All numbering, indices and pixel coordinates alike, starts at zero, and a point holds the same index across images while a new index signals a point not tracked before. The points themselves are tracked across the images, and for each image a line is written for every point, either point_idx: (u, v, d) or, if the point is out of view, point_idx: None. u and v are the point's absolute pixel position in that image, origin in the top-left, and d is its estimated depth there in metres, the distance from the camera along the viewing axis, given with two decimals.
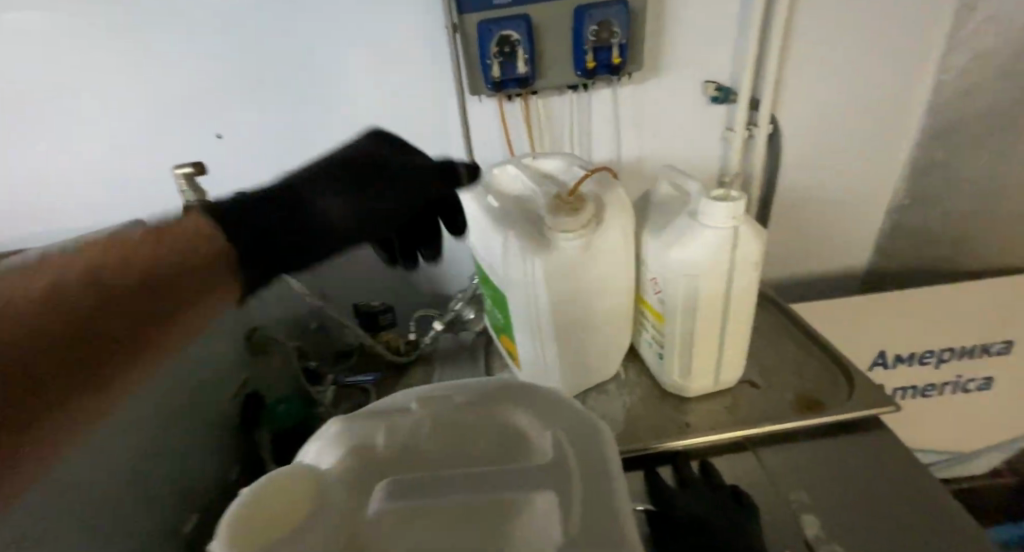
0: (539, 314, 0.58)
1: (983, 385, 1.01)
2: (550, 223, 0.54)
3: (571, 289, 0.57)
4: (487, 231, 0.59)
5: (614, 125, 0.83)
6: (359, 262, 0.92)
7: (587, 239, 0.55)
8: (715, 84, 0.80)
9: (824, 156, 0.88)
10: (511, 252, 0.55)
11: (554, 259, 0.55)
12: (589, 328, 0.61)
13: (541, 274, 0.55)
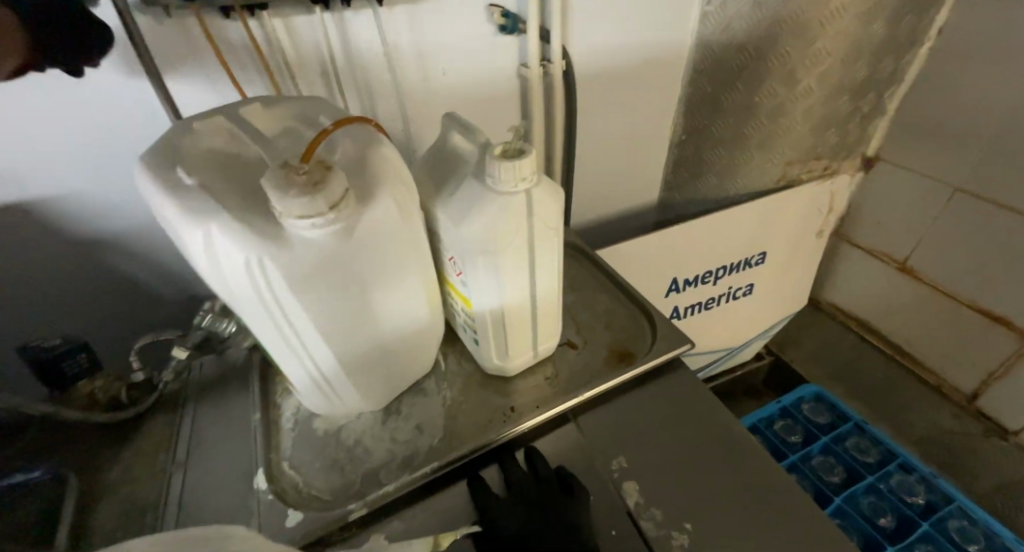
0: (295, 325, 0.42)
1: (748, 290, 1.18)
2: (277, 207, 0.36)
3: (341, 291, 0.42)
4: (175, 222, 0.37)
5: (393, 59, 0.67)
6: (38, 265, 0.64)
7: (349, 222, 0.39)
8: (500, 10, 0.69)
9: (616, 90, 0.86)
10: (226, 255, 0.36)
11: (294, 257, 0.38)
12: (380, 334, 0.48)
13: (287, 278, 0.38)
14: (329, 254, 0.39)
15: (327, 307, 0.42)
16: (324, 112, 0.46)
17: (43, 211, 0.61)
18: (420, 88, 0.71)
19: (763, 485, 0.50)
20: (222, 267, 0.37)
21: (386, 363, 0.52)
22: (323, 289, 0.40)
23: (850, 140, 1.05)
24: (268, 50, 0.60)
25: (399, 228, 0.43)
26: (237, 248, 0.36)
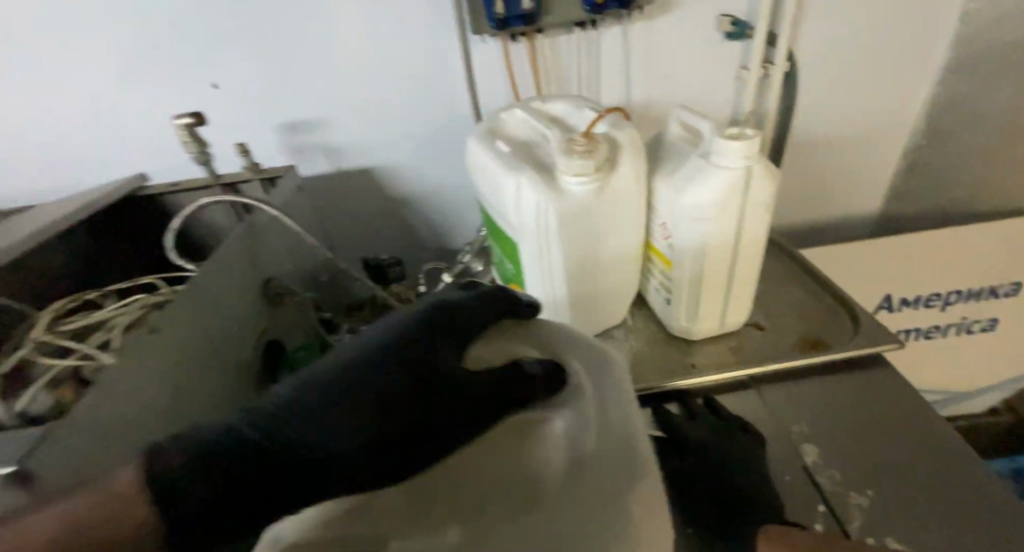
0: (551, 256, 0.57)
1: (988, 325, 1.02)
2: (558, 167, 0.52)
3: (583, 234, 0.56)
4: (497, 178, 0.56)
5: (627, 67, 0.80)
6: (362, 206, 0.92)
7: (601, 181, 0.53)
8: (731, 18, 0.76)
9: (846, 90, 0.84)
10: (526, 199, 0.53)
11: (565, 204, 0.53)
12: (600, 276, 0.61)
13: (559, 220, 0.53)
14: (586, 204, 0.53)
15: (577, 244, 0.56)
16: (583, 103, 0.60)
17: (374, 171, 0.89)
18: (644, 91, 0.82)
19: (964, 481, 0.50)
20: (518, 207, 0.54)
21: (599, 305, 0.64)
22: (578, 229, 0.55)
23: None
24: (536, 59, 0.78)
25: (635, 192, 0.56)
26: (532, 194, 0.52)
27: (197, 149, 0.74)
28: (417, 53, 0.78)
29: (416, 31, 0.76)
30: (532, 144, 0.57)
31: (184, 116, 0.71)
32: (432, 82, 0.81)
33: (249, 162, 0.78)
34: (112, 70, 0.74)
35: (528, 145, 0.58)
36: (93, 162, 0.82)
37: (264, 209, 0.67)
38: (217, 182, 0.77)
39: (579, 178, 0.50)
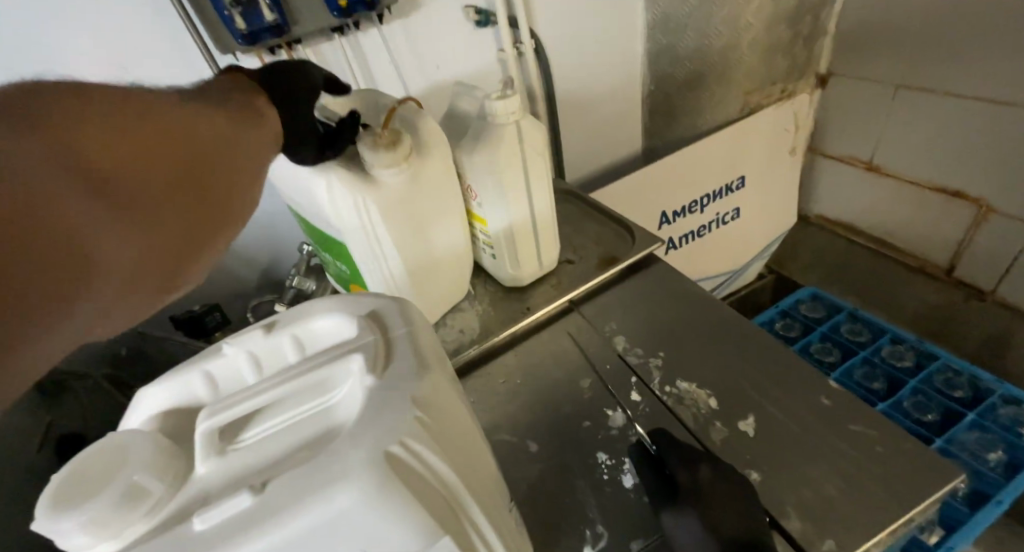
0: (378, 242, 0.59)
1: (735, 214, 1.31)
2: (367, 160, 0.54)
3: (410, 219, 0.60)
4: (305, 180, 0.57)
5: (398, 64, 0.85)
6: None
7: (411, 170, 0.58)
8: (474, 8, 0.86)
9: (584, 56, 1.01)
10: (340, 194, 0.55)
11: (384, 194, 0.56)
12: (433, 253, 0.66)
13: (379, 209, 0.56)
14: (401, 189, 0.57)
15: (403, 227, 0.60)
16: (375, 94, 0.63)
17: None
18: (421, 83, 0.89)
19: (724, 325, 0.66)
20: (337, 206, 0.56)
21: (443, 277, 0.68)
22: (398, 215, 0.58)
23: (798, 63, 1.18)
24: None
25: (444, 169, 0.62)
26: (344, 189, 0.54)
27: None
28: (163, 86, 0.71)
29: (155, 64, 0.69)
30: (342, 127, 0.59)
31: None
32: None
33: None
34: None
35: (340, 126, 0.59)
36: None
37: None
38: None
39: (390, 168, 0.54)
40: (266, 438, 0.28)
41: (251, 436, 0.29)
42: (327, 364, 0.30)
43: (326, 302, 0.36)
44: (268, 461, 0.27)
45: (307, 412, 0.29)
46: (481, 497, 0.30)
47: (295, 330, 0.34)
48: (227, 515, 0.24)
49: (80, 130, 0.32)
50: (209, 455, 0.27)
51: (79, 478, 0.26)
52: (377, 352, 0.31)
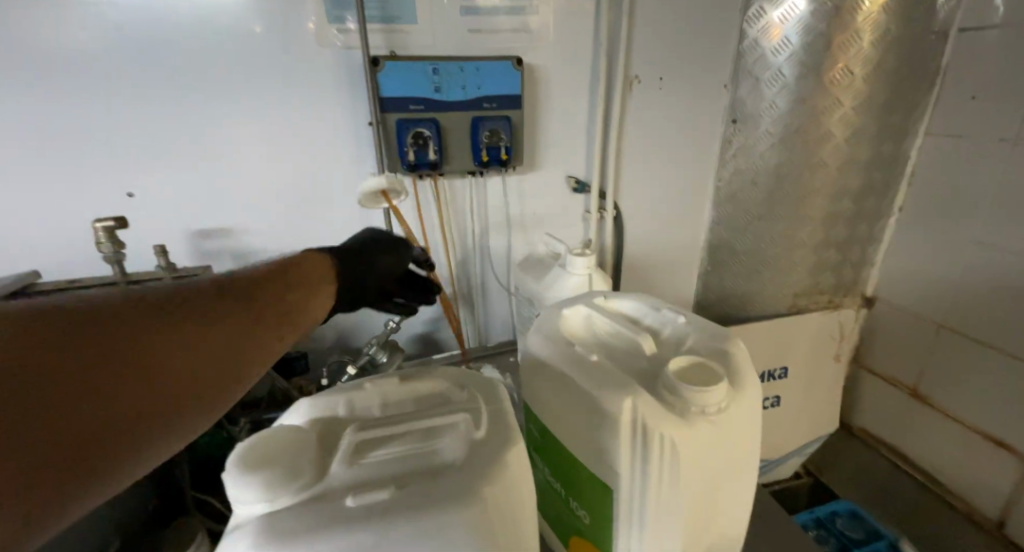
0: (677, 497, 0.43)
1: (777, 402, 1.29)
2: (670, 389, 0.44)
3: (709, 473, 0.44)
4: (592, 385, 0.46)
5: (505, 205, 1.05)
6: None
7: (730, 408, 0.44)
8: (574, 179, 1.07)
9: (651, 231, 1.19)
10: (641, 411, 0.43)
11: (688, 428, 0.42)
12: (677, 478, 0.43)
13: (687, 443, 0.42)
14: (722, 434, 0.44)
15: (695, 484, 0.43)
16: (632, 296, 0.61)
17: None
18: (517, 222, 1.07)
19: None
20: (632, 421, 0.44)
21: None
22: (693, 463, 0.43)
23: (846, 282, 1.30)
24: (438, 190, 0.99)
25: (689, 414, 0.43)
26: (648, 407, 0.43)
27: (112, 252, 0.77)
28: (334, 182, 0.95)
29: (335, 169, 0.94)
30: (616, 349, 0.51)
31: (108, 219, 0.75)
32: (349, 211, 0.97)
33: (160, 262, 0.82)
34: (23, 175, 0.79)
35: (615, 355, 0.51)
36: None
37: None
38: (123, 281, 0.80)
39: (695, 392, 0.43)
40: (380, 467, 0.40)
41: (374, 460, 0.41)
42: (436, 420, 0.44)
43: (430, 374, 0.52)
44: (380, 468, 0.40)
45: (413, 451, 0.42)
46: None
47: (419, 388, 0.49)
48: (365, 497, 0.36)
49: (184, 320, 0.41)
50: (341, 464, 0.40)
51: (263, 451, 0.39)
52: (480, 422, 0.44)
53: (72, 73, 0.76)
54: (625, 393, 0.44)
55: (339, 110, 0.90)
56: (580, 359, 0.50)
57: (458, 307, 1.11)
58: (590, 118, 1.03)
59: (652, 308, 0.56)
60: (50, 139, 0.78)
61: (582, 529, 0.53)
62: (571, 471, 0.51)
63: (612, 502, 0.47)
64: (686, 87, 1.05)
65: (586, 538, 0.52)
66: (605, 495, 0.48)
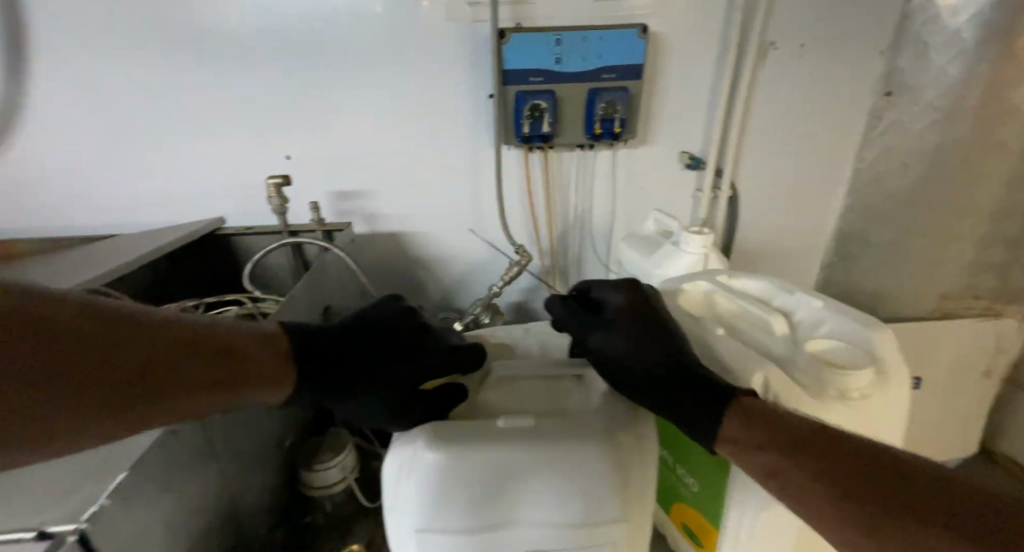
0: None
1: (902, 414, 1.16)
2: (806, 372, 0.41)
3: None
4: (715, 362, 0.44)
5: (614, 179, 1.04)
6: (384, 260, 1.09)
7: (869, 396, 0.41)
8: (689, 154, 1.02)
9: (772, 215, 1.10)
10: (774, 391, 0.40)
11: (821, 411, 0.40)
12: None
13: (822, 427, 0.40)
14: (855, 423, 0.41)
15: None
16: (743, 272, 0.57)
17: (402, 235, 1.07)
18: (624, 198, 1.06)
19: None
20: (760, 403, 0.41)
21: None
22: None
23: (1013, 288, 1.11)
24: (549, 162, 1.01)
25: (826, 396, 0.40)
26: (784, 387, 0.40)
27: (279, 205, 0.89)
28: (452, 150, 1.00)
29: (456, 138, 0.99)
30: (740, 327, 0.47)
31: (277, 176, 0.87)
32: (464, 178, 1.02)
33: (313, 217, 0.94)
34: (205, 135, 0.94)
35: (739, 336, 0.47)
36: (176, 205, 0.99)
37: (334, 252, 0.85)
38: (286, 230, 0.92)
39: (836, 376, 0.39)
40: (525, 405, 0.43)
41: (517, 399, 0.44)
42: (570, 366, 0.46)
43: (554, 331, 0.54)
44: (521, 404, 0.43)
45: (550, 392, 0.44)
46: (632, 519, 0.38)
47: (542, 341, 0.53)
48: (513, 422, 0.38)
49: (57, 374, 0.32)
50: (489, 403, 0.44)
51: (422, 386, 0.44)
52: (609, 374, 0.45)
53: (245, 47, 0.87)
54: (757, 368, 0.40)
55: (461, 80, 0.94)
56: (703, 338, 0.46)
57: (556, 278, 1.13)
58: (714, 89, 0.97)
59: (782, 288, 0.49)
60: (226, 104, 0.91)
61: (682, 499, 0.51)
62: (682, 443, 0.49)
63: (727, 480, 0.45)
64: (831, 56, 0.95)
65: (686, 505, 0.50)
66: (721, 470, 0.45)
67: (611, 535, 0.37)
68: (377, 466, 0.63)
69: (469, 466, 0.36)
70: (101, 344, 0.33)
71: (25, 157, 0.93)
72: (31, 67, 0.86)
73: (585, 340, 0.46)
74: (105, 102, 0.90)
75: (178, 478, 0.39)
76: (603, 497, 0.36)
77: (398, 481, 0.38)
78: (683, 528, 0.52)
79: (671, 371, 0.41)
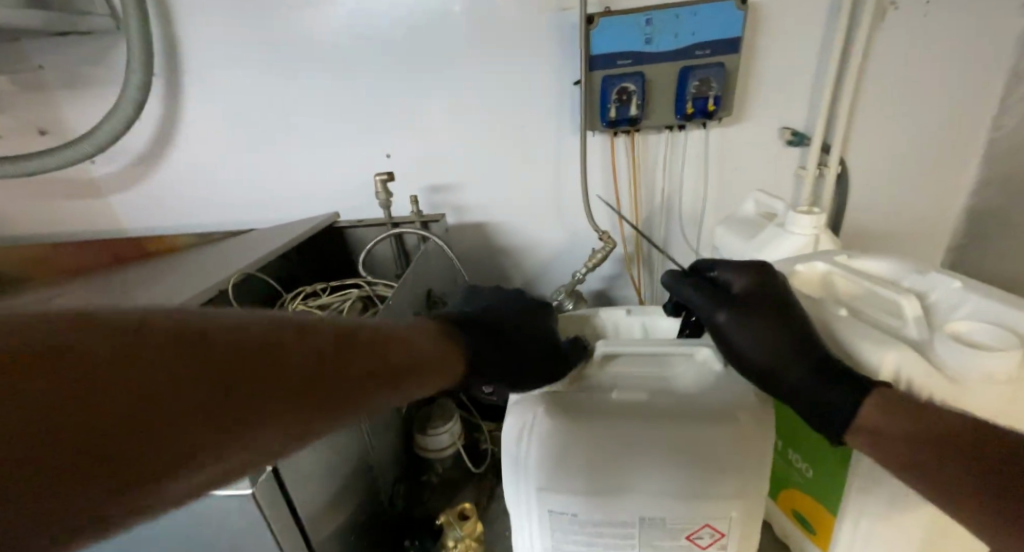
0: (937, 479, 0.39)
1: None
2: (947, 356, 0.37)
3: None
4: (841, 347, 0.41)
5: (706, 160, 1.00)
6: (473, 249, 1.13)
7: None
8: (791, 130, 0.95)
9: (890, 193, 1.00)
10: (911, 375, 0.37)
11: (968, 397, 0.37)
12: None
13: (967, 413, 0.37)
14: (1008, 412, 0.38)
15: None
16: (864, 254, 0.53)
17: (490, 224, 1.11)
18: (716, 180, 1.01)
19: None
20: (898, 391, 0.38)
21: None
22: None
23: None
24: (637, 145, 0.99)
25: (973, 380, 0.36)
26: (920, 371, 0.37)
27: (384, 199, 0.96)
28: (539, 139, 1.01)
29: (543, 128, 0.99)
30: (864, 310, 0.44)
31: (381, 172, 0.94)
32: (550, 166, 1.03)
33: (412, 209, 1.00)
34: (313, 137, 1.02)
35: (861, 315, 0.44)
36: (290, 203, 1.09)
37: (434, 241, 0.91)
38: (388, 222, 0.99)
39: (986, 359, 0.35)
40: (635, 381, 0.44)
41: (624, 375, 0.45)
42: (680, 342, 0.46)
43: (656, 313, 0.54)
44: (630, 380, 0.44)
45: (658, 370, 0.45)
46: (752, 490, 0.39)
47: (646, 322, 0.53)
48: (625, 395, 0.41)
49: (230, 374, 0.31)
50: (595, 372, 0.46)
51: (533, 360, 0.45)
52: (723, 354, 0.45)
53: (348, 53, 0.94)
54: (884, 350, 0.38)
55: (548, 69, 0.94)
56: (822, 319, 0.44)
57: (640, 266, 1.11)
58: (821, 58, 0.90)
59: (913, 269, 0.46)
60: (332, 108, 0.99)
61: (792, 484, 0.49)
62: (796, 429, 0.47)
63: (847, 471, 0.42)
64: (968, 9, 0.84)
65: (797, 492, 0.49)
66: (840, 461, 0.43)
67: (729, 511, 0.39)
68: (479, 436, 0.67)
69: (588, 430, 0.40)
70: (277, 342, 0.33)
71: (169, 166, 1.07)
72: (172, 84, 0.98)
73: (711, 318, 0.42)
74: (231, 112, 1.00)
75: (335, 429, 0.45)
76: (722, 473, 0.38)
77: (518, 441, 0.42)
78: (792, 514, 0.51)
79: (804, 368, 0.38)
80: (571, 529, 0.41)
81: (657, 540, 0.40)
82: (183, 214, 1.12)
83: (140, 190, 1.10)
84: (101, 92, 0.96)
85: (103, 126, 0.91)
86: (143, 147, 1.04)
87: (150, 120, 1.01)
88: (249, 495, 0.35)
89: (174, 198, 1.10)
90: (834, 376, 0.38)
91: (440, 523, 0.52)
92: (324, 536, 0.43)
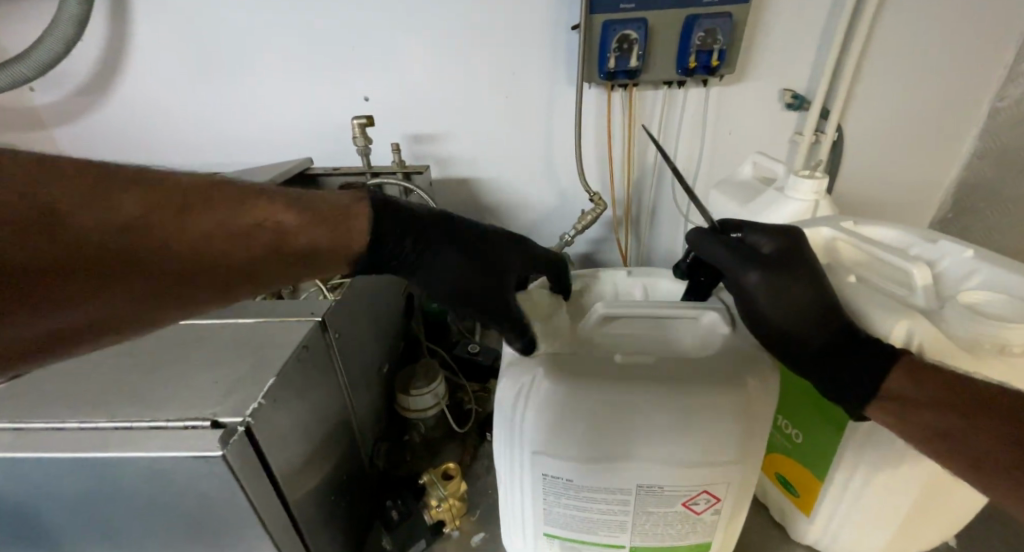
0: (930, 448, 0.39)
1: None
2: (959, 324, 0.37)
3: None
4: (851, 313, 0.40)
5: (703, 119, 0.96)
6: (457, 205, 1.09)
7: None
8: (792, 92, 0.92)
9: (882, 164, 0.99)
10: (922, 342, 0.37)
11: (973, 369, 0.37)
12: None
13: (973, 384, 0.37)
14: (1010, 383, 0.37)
15: None
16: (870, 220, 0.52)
17: (476, 180, 1.06)
18: (711, 142, 0.98)
19: None
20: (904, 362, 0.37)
21: (916, 541, 0.47)
22: None
23: None
24: (633, 101, 0.94)
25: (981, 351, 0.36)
26: (932, 340, 0.37)
27: (363, 145, 0.90)
28: (529, 89, 0.95)
29: (534, 76, 0.93)
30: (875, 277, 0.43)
31: (361, 116, 0.87)
32: (540, 119, 0.98)
33: (395, 159, 0.94)
34: (286, 74, 0.94)
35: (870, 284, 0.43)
36: (262, 148, 1.02)
37: (420, 194, 0.86)
38: (369, 172, 0.94)
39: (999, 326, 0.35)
40: (632, 345, 0.43)
41: (619, 337, 0.44)
42: (687, 306, 0.44)
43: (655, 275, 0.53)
44: (630, 343, 0.43)
45: (657, 337, 0.43)
46: (746, 454, 0.39)
47: (646, 283, 0.51)
48: (632, 358, 0.39)
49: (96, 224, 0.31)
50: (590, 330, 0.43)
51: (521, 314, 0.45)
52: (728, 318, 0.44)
53: None
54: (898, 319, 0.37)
55: (544, 11, 0.88)
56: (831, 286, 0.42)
57: (627, 230, 1.09)
58: (830, 15, 0.86)
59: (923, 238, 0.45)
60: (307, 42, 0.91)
61: (778, 448, 0.50)
62: (791, 395, 0.47)
63: (842, 438, 0.43)
64: None
65: (783, 456, 0.49)
66: (835, 429, 0.43)
67: (730, 473, 0.39)
68: (462, 396, 0.66)
69: (596, 391, 0.37)
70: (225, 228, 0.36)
71: (124, 98, 0.97)
72: (123, 5, 0.88)
73: (743, 277, 0.40)
74: (192, 42, 0.91)
75: (310, 389, 0.42)
76: (723, 439, 0.38)
77: (518, 400, 0.39)
78: (776, 477, 0.51)
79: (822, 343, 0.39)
80: (564, 493, 0.40)
81: (652, 506, 0.40)
82: (143, 154, 1.04)
83: (93, 125, 1.01)
84: (41, 9, 0.86)
85: (43, 47, 0.82)
86: (93, 75, 0.95)
87: (99, 44, 0.92)
88: (220, 458, 0.33)
89: (131, 135, 1.02)
90: (861, 342, 0.37)
91: (422, 482, 0.52)
92: (301, 496, 0.41)
